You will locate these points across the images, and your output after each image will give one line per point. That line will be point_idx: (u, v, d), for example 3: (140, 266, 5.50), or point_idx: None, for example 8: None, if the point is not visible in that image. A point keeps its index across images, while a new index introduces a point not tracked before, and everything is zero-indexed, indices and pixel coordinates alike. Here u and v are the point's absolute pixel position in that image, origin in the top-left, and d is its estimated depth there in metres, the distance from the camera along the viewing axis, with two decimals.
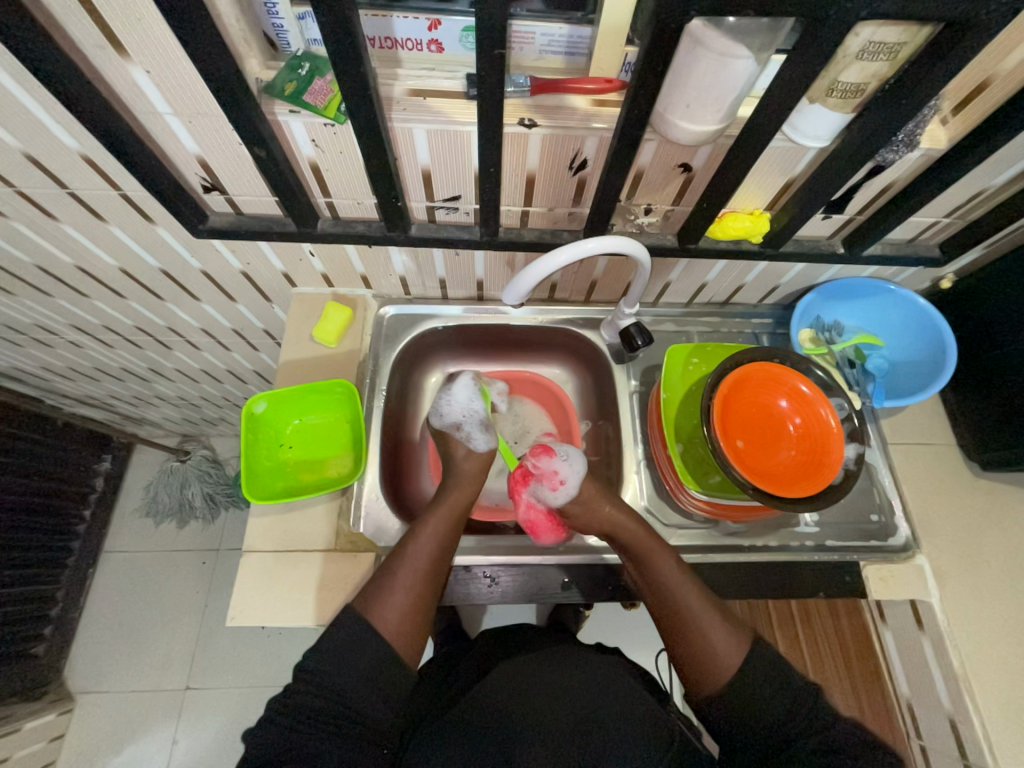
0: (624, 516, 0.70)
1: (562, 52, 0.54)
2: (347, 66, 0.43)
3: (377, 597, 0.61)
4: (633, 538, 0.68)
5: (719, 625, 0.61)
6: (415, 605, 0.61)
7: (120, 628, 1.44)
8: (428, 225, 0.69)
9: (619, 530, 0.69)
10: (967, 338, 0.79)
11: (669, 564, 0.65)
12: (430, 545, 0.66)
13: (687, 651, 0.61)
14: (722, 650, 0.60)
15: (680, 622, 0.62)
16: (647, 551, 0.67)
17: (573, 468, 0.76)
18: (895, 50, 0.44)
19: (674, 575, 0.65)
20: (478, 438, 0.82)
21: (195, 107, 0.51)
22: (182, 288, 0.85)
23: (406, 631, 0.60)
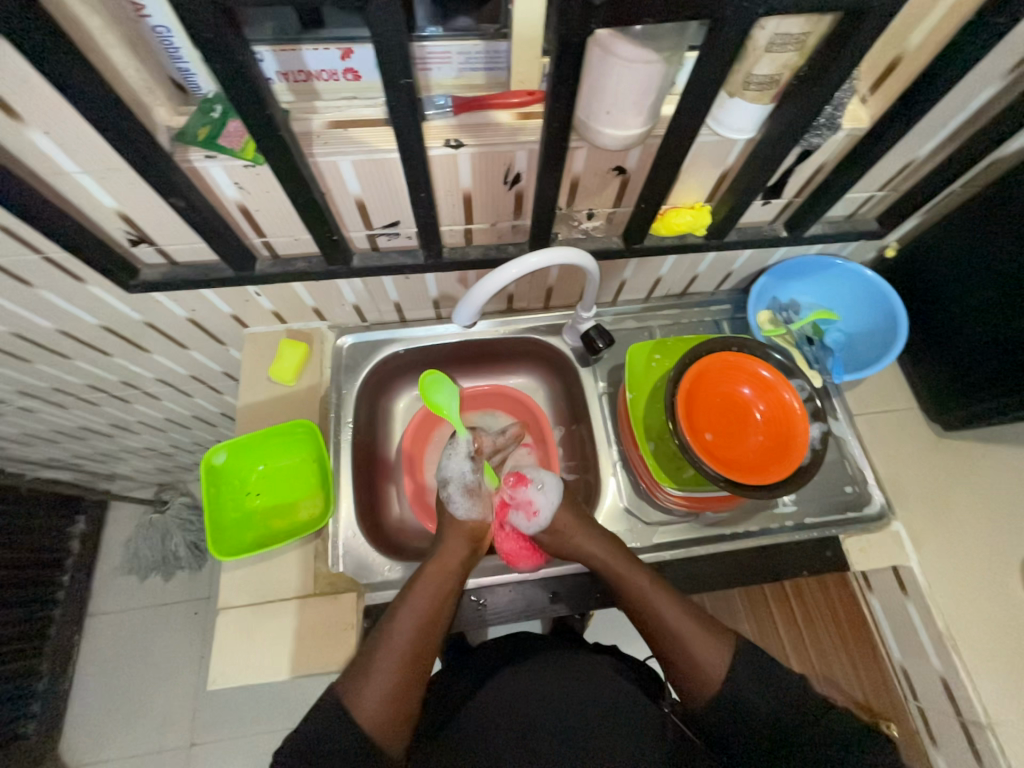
0: (592, 537, 0.69)
1: (480, 68, 0.52)
2: (251, 108, 0.41)
3: (360, 682, 0.56)
4: (617, 563, 0.67)
5: (705, 639, 0.60)
6: (398, 694, 0.56)
7: (114, 693, 1.38)
8: (371, 253, 0.68)
9: (590, 558, 0.68)
10: (915, 303, 0.80)
11: (647, 583, 0.65)
12: (414, 622, 0.61)
13: (676, 667, 0.61)
14: (709, 661, 0.59)
15: (669, 644, 0.61)
16: (625, 570, 0.66)
17: (550, 495, 0.74)
18: (801, 40, 0.45)
19: (650, 596, 0.64)
20: (456, 502, 0.74)
21: (105, 163, 0.49)
22: (128, 342, 0.82)
23: (388, 722, 0.55)
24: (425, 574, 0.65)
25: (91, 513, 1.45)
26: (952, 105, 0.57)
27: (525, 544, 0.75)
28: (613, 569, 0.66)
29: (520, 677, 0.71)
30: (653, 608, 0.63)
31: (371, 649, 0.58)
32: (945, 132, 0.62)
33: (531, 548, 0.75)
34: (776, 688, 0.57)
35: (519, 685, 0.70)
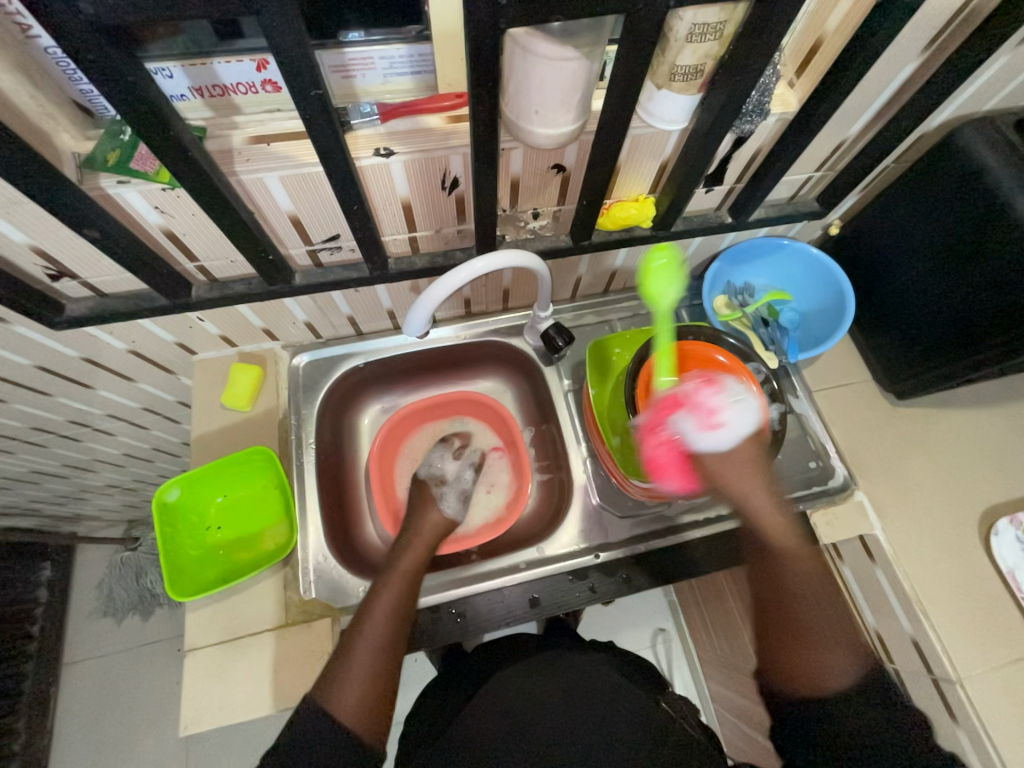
0: (773, 506, 0.61)
1: (407, 72, 0.50)
2: (154, 131, 0.39)
3: (333, 683, 0.56)
4: (781, 534, 0.60)
5: (831, 644, 0.54)
6: (373, 685, 0.56)
7: (98, 743, 1.32)
8: (314, 270, 0.66)
9: (772, 532, 0.60)
10: (861, 278, 0.82)
11: (812, 568, 0.58)
12: (386, 614, 0.61)
13: (786, 659, 0.55)
14: (832, 661, 0.53)
15: (819, 623, 0.55)
16: (807, 548, 0.59)
17: (742, 412, 0.63)
18: (719, 29, 0.45)
19: (812, 581, 0.58)
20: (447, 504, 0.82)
21: (7, 197, 0.46)
22: (69, 380, 0.78)
23: (367, 716, 0.54)
24: (391, 572, 0.67)
25: (56, 558, 1.39)
26: (874, 84, 0.59)
27: (685, 464, 0.64)
28: (784, 544, 0.59)
29: (512, 681, 0.70)
30: (784, 590, 0.58)
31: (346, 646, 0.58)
32: (871, 110, 0.63)
33: (684, 463, 0.64)
34: (883, 697, 0.51)
35: (509, 690, 0.69)
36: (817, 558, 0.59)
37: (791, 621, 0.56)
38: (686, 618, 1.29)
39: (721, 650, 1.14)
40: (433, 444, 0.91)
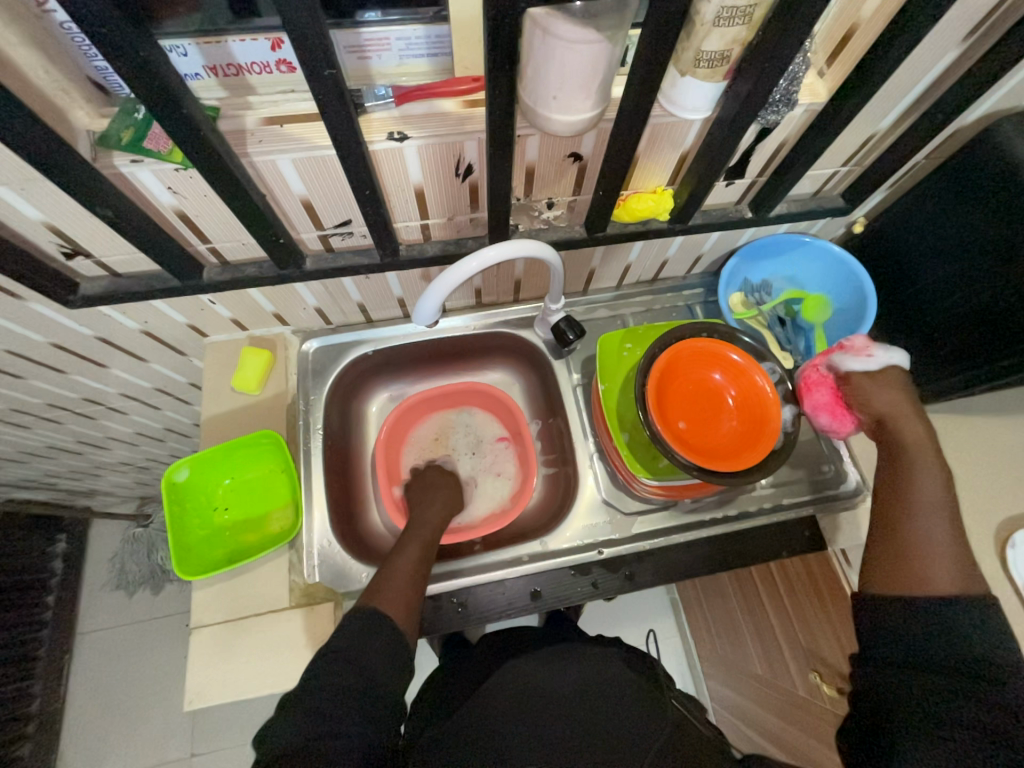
0: (911, 412, 0.57)
1: (424, 54, 0.49)
2: (167, 109, 0.38)
3: (377, 586, 0.62)
4: (911, 436, 0.56)
5: (940, 550, 0.50)
6: (409, 594, 0.62)
7: (110, 710, 1.37)
8: (325, 254, 0.65)
9: (902, 422, 0.56)
10: (885, 278, 0.80)
11: (938, 471, 0.54)
12: (416, 542, 0.69)
13: (882, 556, 0.52)
14: (936, 567, 0.49)
15: (935, 527, 0.51)
16: (933, 458, 0.55)
17: (893, 356, 0.59)
18: (748, 12, 0.42)
19: (938, 485, 0.54)
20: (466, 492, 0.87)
21: (22, 174, 0.46)
22: (83, 358, 0.79)
23: (406, 616, 0.60)
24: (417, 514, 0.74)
25: (70, 531, 1.42)
26: (910, 75, 0.56)
27: (838, 396, 0.62)
28: (903, 455, 0.55)
29: (523, 673, 0.71)
30: (908, 495, 0.53)
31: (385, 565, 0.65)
32: (905, 103, 0.60)
33: (841, 402, 0.62)
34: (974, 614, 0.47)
35: (520, 681, 0.70)
36: (947, 473, 0.55)
37: (907, 526, 0.52)
38: (688, 617, 1.29)
39: (723, 652, 1.13)
40: (440, 434, 0.92)
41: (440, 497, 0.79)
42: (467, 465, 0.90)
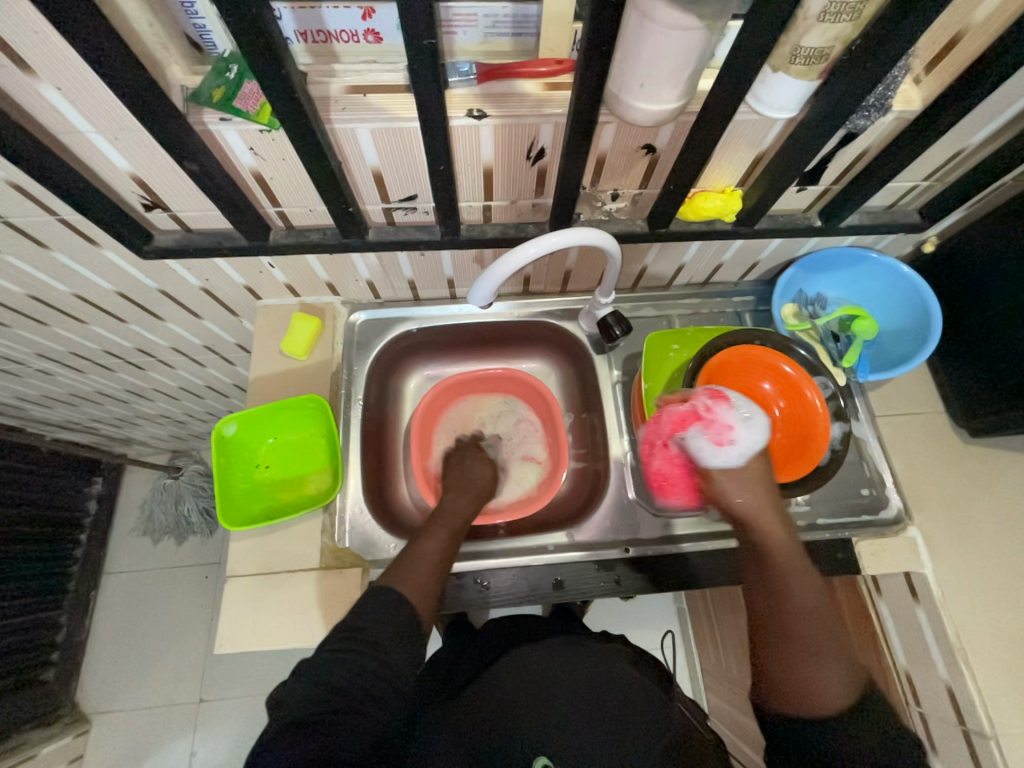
0: (772, 514, 0.59)
1: (509, 34, 0.49)
2: (267, 69, 0.39)
3: (401, 569, 0.63)
4: (776, 536, 0.58)
5: (825, 664, 0.52)
6: (433, 579, 0.63)
7: (129, 648, 1.43)
8: (387, 227, 0.66)
9: (756, 520, 0.59)
10: (952, 303, 0.77)
11: (807, 574, 0.56)
12: (445, 528, 0.70)
13: (784, 676, 0.53)
14: (826, 686, 0.51)
15: (807, 642, 0.53)
16: (804, 562, 0.57)
17: (753, 436, 0.62)
18: (857, 9, 0.41)
19: (812, 594, 0.55)
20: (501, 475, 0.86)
21: (118, 123, 0.48)
22: (143, 308, 0.82)
23: (426, 599, 0.61)
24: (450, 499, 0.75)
25: (107, 475, 1.49)
26: (1015, 88, 0.53)
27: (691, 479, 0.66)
28: (782, 568, 0.56)
29: (531, 656, 0.71)
30: (787, 610, 0.55)
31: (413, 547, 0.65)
32: (1003, 119, 0.57)
33: (692, 480, 0.66)
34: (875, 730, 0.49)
35: (528, 664, 0.70)
36: (817, 575, 0.57)
37: (790, 636, 0.54)
38: (695, 628, 1.27)
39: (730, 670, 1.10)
40: (473, 418, 0.92)
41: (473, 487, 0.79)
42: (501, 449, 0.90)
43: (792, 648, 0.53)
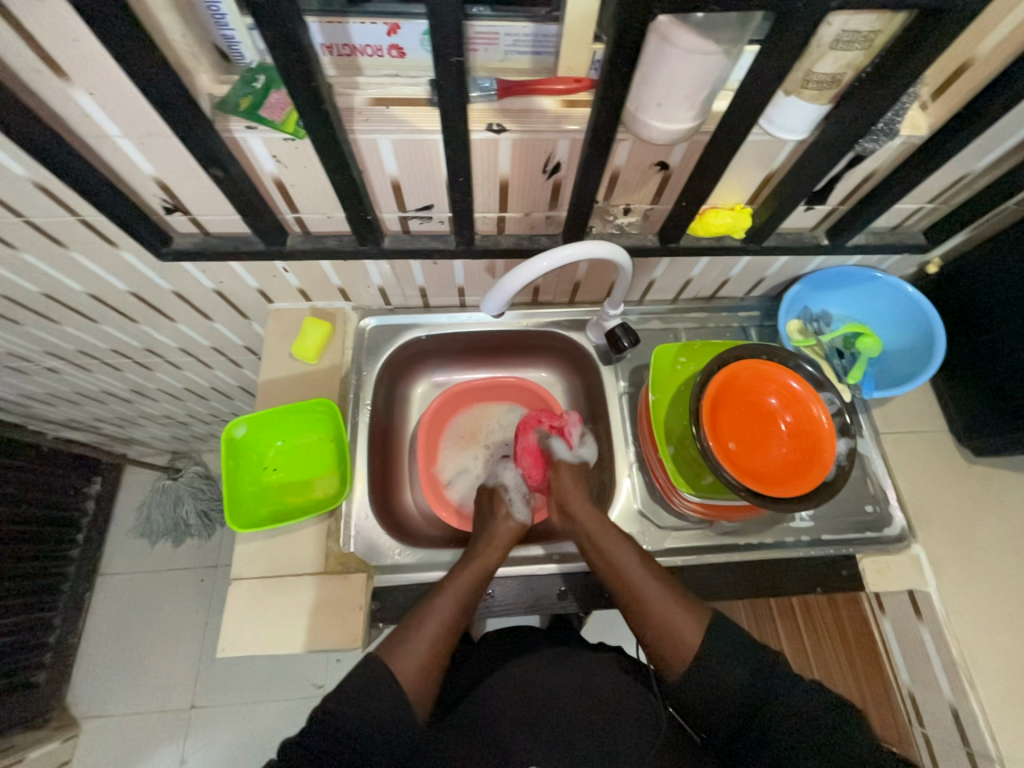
0: (584, 503, 0.72)
1: (528, 52, 0.51)
2: (298, 80, 0.41)
3: (397, 643, 0.60)
4: (592, 522, 0.70)
5: (672, 617, 0.60)
6: (433, 661, 0.60)
7: (121, 651, 1.41)
8: (402, 235, 0.67)
9: (578, 515, 0.71)
10: (955, 323, 0.78)
11: (624, 542, 0.66)
12: (457, 596, 0.65)
13: (656, 646, 0.60)
14: (680, 630, 0.59)
15: (644, 605, 0.61)
16: (612, 533, 0.68)
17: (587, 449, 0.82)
18: (869, 38, 0.43)
19: (630, 558, 0.65)
20: (518, 506, 0.77)
21: (146, 129, 0.49)
22: (154, 309, 0.82)
23: (423, 686, 0.58)
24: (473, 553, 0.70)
25: (106, 475, 1.48)
26: (1018, 117, 0.55)
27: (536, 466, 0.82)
28: (604, 547, 0.67)
29: (526, 669, 0.69)
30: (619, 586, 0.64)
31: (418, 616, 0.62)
32: (1006, 146, 0.59)
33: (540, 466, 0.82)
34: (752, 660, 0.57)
35: (524, 676, 0.68)
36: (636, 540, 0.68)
37: (639, 611, 0.62)
38: None
39: None
40: (479, 426, 0.92)
41: (501, 537, 0.72)
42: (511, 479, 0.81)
43: (648, 621, 0.61)
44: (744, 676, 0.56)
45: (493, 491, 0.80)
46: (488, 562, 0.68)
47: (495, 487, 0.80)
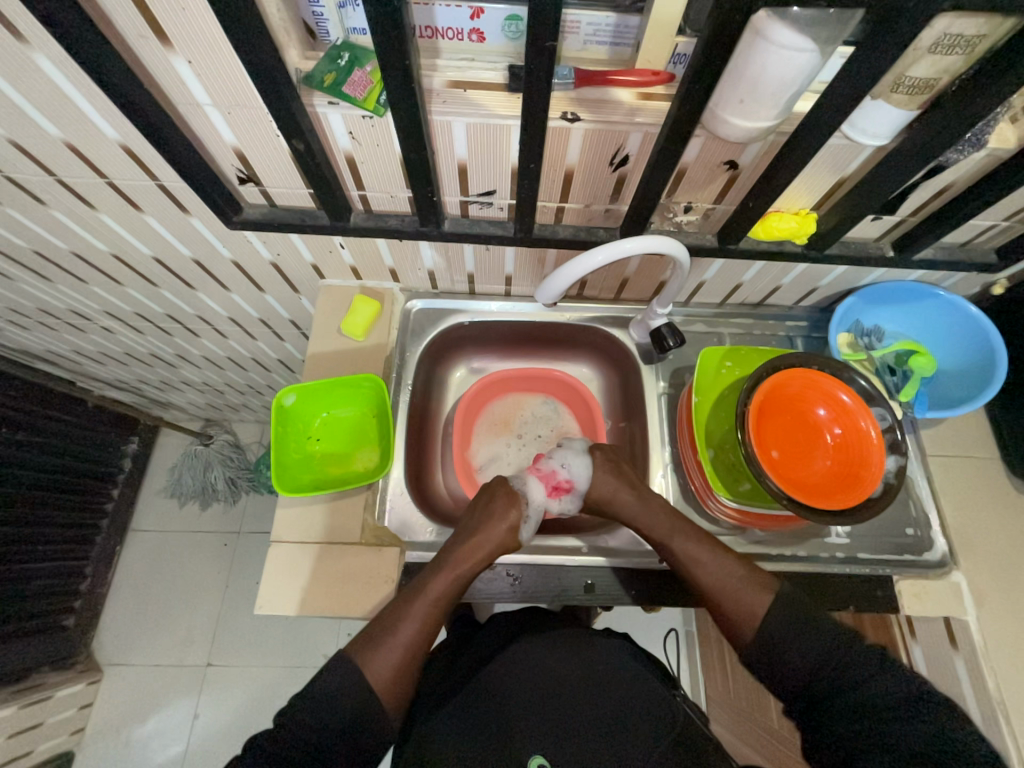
0: (629, 495, 0.72)
1: (607, 42, 0.51)
2: (392, 56, 0.42)
3: (372, 645, 0.58)
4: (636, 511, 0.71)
5: (733, 594, 0.61)
6: (408, 668, 0.58)
7: (145, 604, 1.46)
8: (461, 219, 0.68)
9: (621, 506, 0.72)
10: (1019, 348, 0.75)
11: (675, 529, 0.67)
12: (434, 601, 0.62)
13: (725, 622, 0.61)
14: (743, 604, 0.60)
15: (705, 585, 0.63)
16: (656, 518, 0.69)
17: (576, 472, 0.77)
18: (972, 43, 0.42)
19: (685, 542, 0.66)
20: (528, 527, 0.73)
21: (234, 98, 0.51)
22: (211, 277, 0.85)
23: (396, 691, 0.57)
24: (452, 557, 0.66)
25: (144, 435, 1.54)
26: None
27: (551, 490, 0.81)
28: (659, 532, 0.68)
29: (531, 651, 0.69)
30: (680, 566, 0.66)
31: (393, 621, 0.59)
32: None
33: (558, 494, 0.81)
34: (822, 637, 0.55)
35: (531, 659, 0.68)
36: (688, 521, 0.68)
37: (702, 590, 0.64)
38: (705, 652, 1.24)
39: (744, 705, 1.07)
40: (513, 415, 0.93)
41: (487, 542, 0.68)
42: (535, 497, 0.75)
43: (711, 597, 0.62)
44: (810, 663, 0.55)
45: (515, 495, 0.73)
46: (471, 565, 0.66)
47: (517, 492, 0.74)
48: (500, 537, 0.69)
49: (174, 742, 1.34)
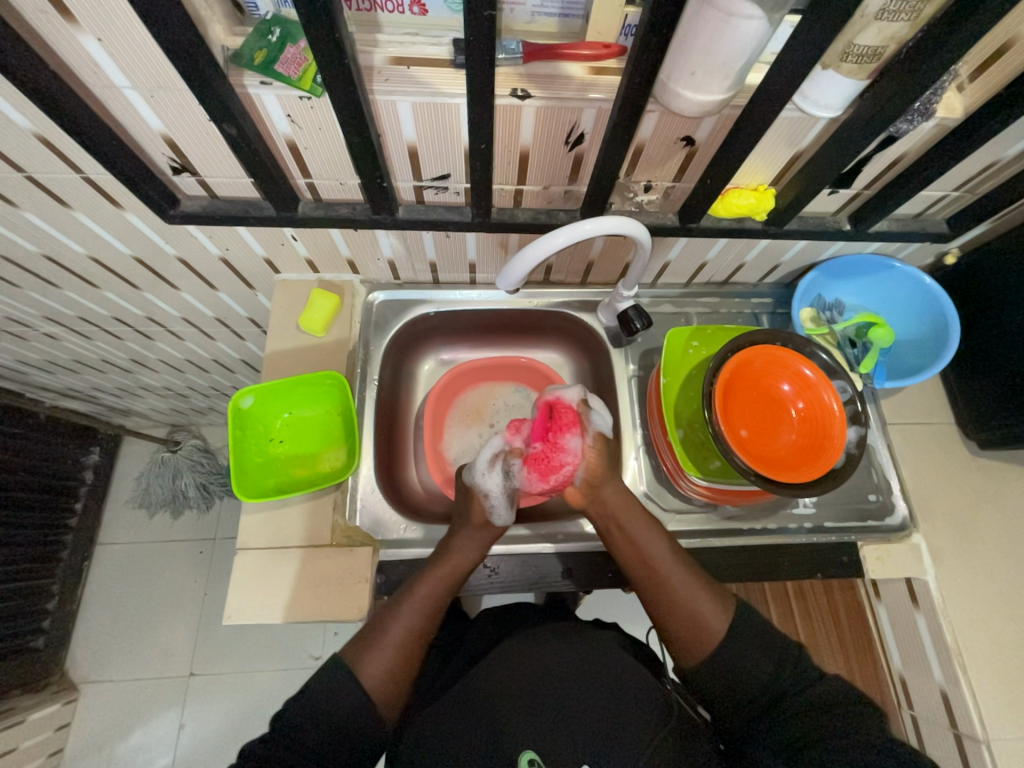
0: (607, 486, 0.68)
1: (556, 14, 0.48)
2: (320, 31, 0.39)
3: (366, 648, 0.58)
4: (618, 508, 0.66)
5: (700, 608, 0.60)
6: (402, 667, 0.58)
7: (118, 619, 1.41)
8: (417, 206, 0.66)
9: (602, 502, 0.67)
10: (969, 316, 0.77)
11: (657, 535, 0.64)
12: (424, 602, 0.61)
13: (684, 637, 0.60)
14: (711, 617, 0.59)
15: (675, 597, 0.61)
16: (638, 520, 0.65)
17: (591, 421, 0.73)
18: (917, 9, 0.42)
19: (662, 549, 0.63)
20: (499, 511, 0.69)
21: (156, 80, 0.47)
22: (157, 276, 0.80)
23: (392, 692, 0.57)
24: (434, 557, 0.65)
25: (104, 445, 1.46)
26: None
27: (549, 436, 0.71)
28: (629, 530, 0.65)
29: (522, 650, 0.69)
30: (656, 571, 0.62)
31: (384, 625, 0.58)
32: None
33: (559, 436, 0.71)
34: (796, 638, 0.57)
35: (518, 657, 0.67)
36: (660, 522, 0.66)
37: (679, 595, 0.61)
38: None
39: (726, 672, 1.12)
40: (485, 405, 0.92)
41: (469, 540, 0.66)
42: (492, 485, 0.70)
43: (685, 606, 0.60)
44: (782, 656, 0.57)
45: (471, 495, 0.71)
46: (454, 564, 0.64)
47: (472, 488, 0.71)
48: (475, 535, 0.67)
49: (161, 755, 1.31)
